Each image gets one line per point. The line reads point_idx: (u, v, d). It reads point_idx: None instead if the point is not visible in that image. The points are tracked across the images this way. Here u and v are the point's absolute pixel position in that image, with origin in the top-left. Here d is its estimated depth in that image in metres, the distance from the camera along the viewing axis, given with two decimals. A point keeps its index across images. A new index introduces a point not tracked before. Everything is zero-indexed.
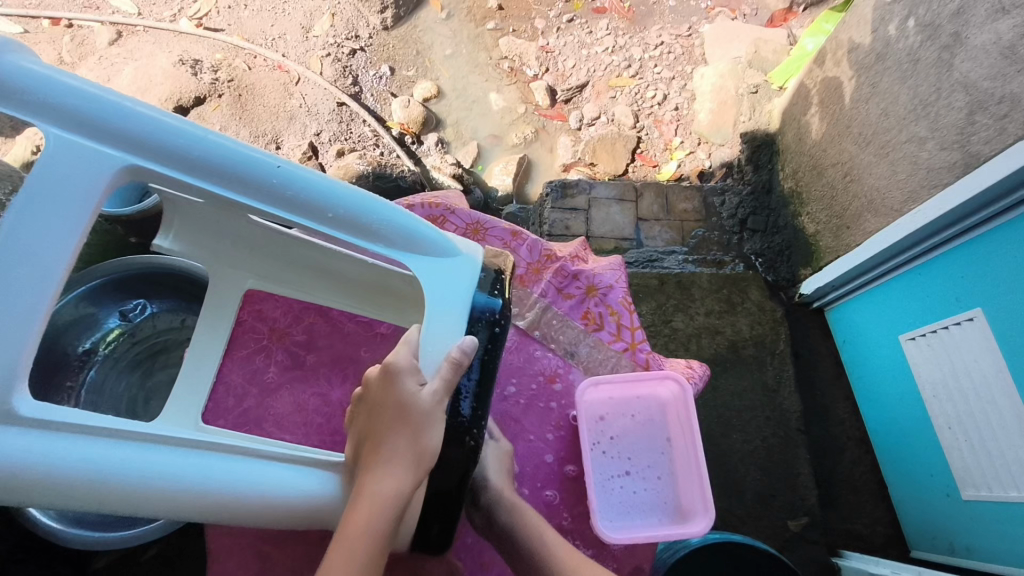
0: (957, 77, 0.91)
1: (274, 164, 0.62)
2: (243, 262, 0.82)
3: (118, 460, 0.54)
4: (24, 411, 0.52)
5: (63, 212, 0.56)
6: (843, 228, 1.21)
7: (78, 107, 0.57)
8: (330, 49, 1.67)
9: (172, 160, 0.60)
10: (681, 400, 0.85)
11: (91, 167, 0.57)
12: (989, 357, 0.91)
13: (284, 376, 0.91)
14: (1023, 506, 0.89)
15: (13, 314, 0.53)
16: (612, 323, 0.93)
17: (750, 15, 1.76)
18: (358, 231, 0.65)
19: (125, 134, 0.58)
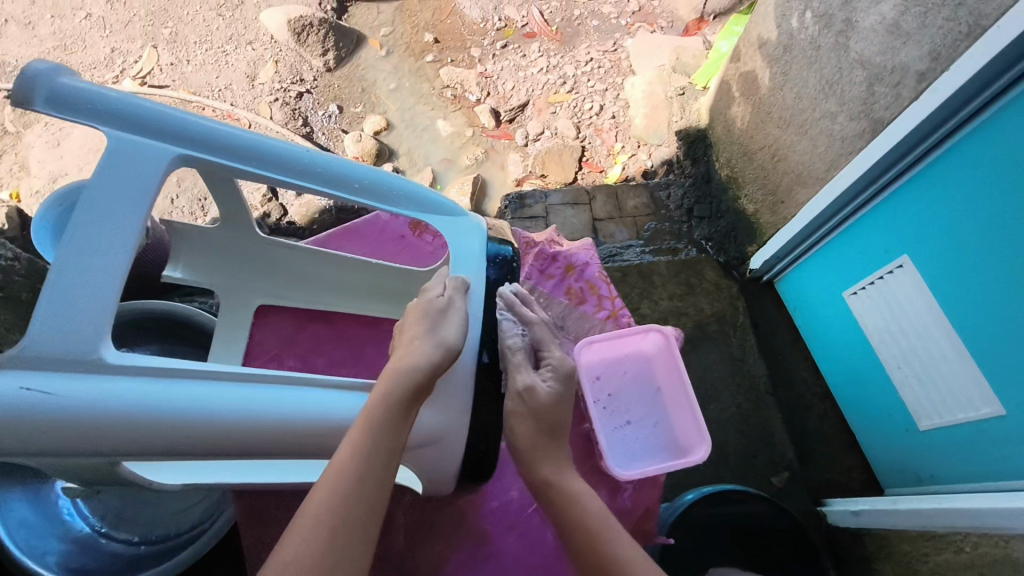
0: (854, 56, 1.04)
1: (301, 148, 0.80)
2: (254, 284, 1.03)
3: (182, 392, 0.63)
4: (109, 359, 0.63)
5: (134, 192, 0.70)
6: (778, 203, 1.34)
7: (134, 114, 0.73)
8: (277, 94, 1.72)
9: (215, 150, 0.76)
10: (665, 349, 0.95)
11: (154, 157, 0.73)
12: (920, 296, 1.02)
13: None
14: (971, 426, 0.99)
15: (107, 270, 0.66)
16: (592, 296, 1.03)
17: (667, 27, 1.91)
18: (375, 197, 0.84)
19: (175, 131, 0.75)
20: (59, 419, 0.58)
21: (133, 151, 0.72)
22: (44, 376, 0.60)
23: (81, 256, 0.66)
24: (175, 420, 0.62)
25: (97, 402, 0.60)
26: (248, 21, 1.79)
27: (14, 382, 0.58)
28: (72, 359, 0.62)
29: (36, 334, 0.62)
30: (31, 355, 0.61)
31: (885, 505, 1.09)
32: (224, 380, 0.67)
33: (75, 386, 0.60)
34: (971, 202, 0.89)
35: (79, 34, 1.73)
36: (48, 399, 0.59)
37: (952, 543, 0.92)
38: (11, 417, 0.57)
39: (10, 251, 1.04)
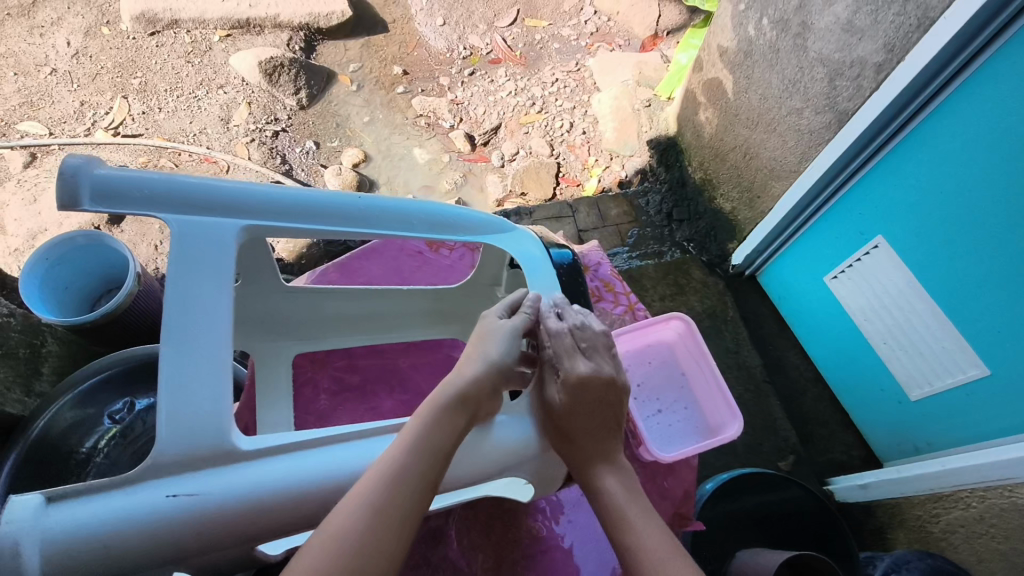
0: (813, 55, 1.12)
1: (361, 197, 0.76)
2: (288, 334, 0.98)
3: (284, 469, 0.55)
4: (247, 446, 0.56)
5: (217, 272, 0.62)
6: (754, 199, 1.40)
7: (187, 194, 0.65)
8: (253, 135, 1.73)
9: (280, 216, 0.70)
10: (687, 334, 0.99)
11: (224, 236, 0.65)
12: (899, 272, 1.08)
13: (336, 400, 1.01)
14: (960, 389, 1.05)
15: (211, 357, 0.58)
16: (608, 295, 1.07)
17: (624, 45, 2.00)
18: (441, 228, 0.81)
19: (233, 203, 0.67)
20: (206, 518, 0.51)
21: (201, 230, 0.64)
22: (185, 480, 0.53)
23: (182, 345, 0.57)
24: (313, 494, 0.55)
25: (240, 490, 0.53)
26: (218, 66, 1.82)
27: (157, 491, 0.51)
28: (205, 457, 0.54)
29: (162, 442, 0.53)
30: (161, 464, 0.53)
31: (890, 474, 1.14)
32: (345, 442, 0.61)
33: (217, 481, 0.53)
34: (940, 176, 0.96)
35: (46, 90, 1.72)
36: (197, 501, 0.52)
37: (960, 500, 0.98)
38: (157, 529, 0.50)
39: (5, 308, 1.05)
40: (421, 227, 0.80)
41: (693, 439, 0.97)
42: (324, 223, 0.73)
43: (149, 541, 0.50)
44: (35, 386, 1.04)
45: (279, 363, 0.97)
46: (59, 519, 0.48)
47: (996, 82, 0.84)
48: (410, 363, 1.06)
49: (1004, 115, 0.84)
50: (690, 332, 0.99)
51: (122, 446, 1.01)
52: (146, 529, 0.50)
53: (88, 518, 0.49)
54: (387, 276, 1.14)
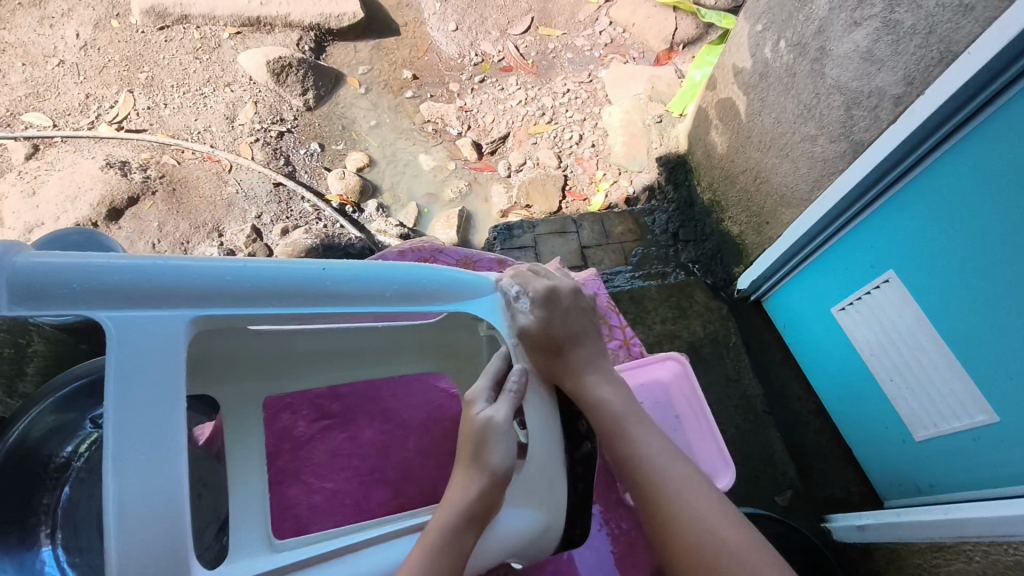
0: (830, 82, 1.09)
1: (325, 269, 0.69)
2: (255, 380, 0.88)
3: None
4: None
5: (161, 371, 0.57)
6: (763, 224, 1.37)
7: (123, 283, 0.58)
8: (258, 135, 1.71)
9: (235, 298, 0.64)
10: (684, 378, 0.98)
11: (169, 328, 0.59)
12: (910, 310, 1.04)
13: (313, 427, 0.99)
14: (966, 434, 1.01)
15: (160, 471, 0.54)
16: (604, 326, 1.05)
17: (638, 58, 1.97)
18: (415, 299, 0.75)
19: (177, 288, 0.60)
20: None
21: (140, 327, 0.57)
22: None
23: (131, 469, 0.53)
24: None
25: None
26: (226, 63, 1.80)
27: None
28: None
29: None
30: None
31: (890, 518, 1.10)
32: (324, 563, 0.61)
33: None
34: (957, 218, 0.93)
35: (52, 81, 1.72)
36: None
37: (962, 553, 0.94)
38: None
39: None
40: (392, 300, 0.74)
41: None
42: (283, 301, 0.66)
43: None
44: (18, 387, 1.02)
45: (247, 407, 0.87)
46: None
47: (1011, 126, 0.81)
48: (392, 394, 1.04)
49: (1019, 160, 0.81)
50: (686, 374, 0.98)
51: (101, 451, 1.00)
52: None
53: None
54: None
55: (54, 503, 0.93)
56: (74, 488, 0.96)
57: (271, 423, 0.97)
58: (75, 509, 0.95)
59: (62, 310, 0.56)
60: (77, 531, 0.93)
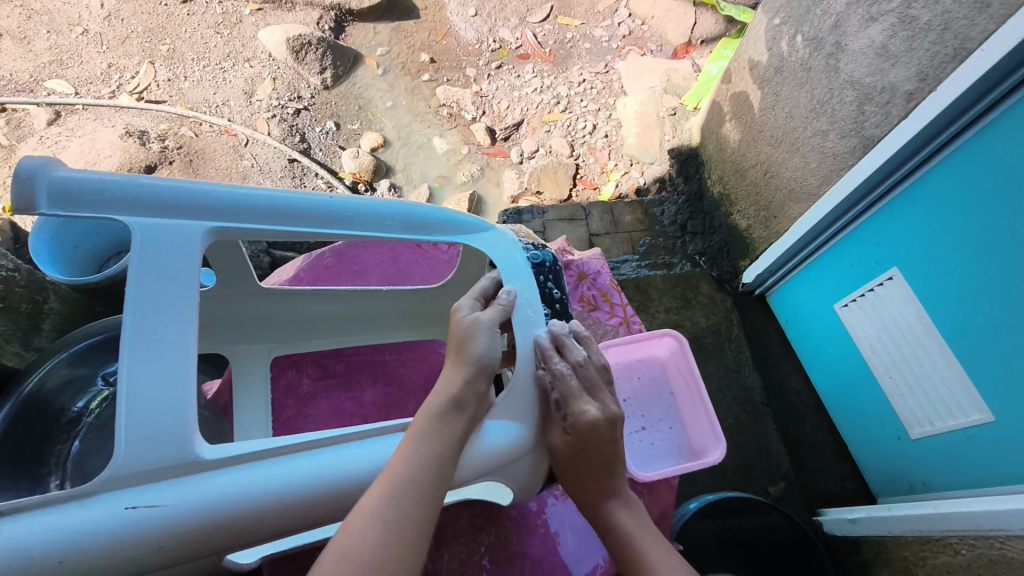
0: (844, 77, 1.09)
1: (332, 197, 0.70)
2: (265, 337, 0.94)
3: (245, 479, 0.54)
4: (209, 455, 0.53)
5: (177, 274, 0.58)
6: (770, 218, 1.38)
7: (145, 193, 0.60)
8: (275, 111, 1.73)
9: (248, 215, 0.65)
10: (679, 354, 0.98)
11: (186, 236, 0.60)
12: (911, 306, 1.05)
13: (318, 386, 1.00)
14: (961, 432, 1.02)
15: (169, 363, 0.54)
16: (605, 304, 1.05)
17: (656, 51, 1.97)
18: (417, 230, 0.75)
19: (194, 204, 0.62)
20: (169, 537, 0.50)
21: (156, 236, 0.59)
22: (146, 490, 0.51)
23: (145, 360, 0.54)
24: (270, 514, 0.54)
25: (201, 507, 0.51)
26: (247, 39, 1.83)
27: (115, 505, 0.50)
28: (164, 469, 0.52)
29: (120, 455, 0.51)
30: (123, 475, 0.51)
31: (881, 511, 1.11)
32: (316, 449, 0.58)
33: (181, 494, 0.51)
34: (963, 211, 0.93)
35: (75, 49, 1.74)
36: (159, 513, 0.50)
37: (948, 546, 0.95)
38: (115, 543, 0.49)
39: (9, 262, 1.03)
40: (397, 228, 0.74)
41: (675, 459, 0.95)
42: (291, 222, 0.67)
43: (101, 561, 0.48)
44: (33, 341, 1.04)
45: (256, 362, 0.94)
46: (10, 535, 0.47)
47: (1010, 128, 0.83)
48: (395, 358, 1.06)
49: (1015, 158, 0.83)
50: (681, 350, 0.98)
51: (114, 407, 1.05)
52: (104, 543, 0.48)
53: (43, 535, 0.47)
54: (384, 267, 1.12)
55: (65, 454, 0.99)
56: (84, 442, 1.02)
57: (276, 379, 0.99)
58: (83, 464, 1.00)
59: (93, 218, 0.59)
60: (84, 483, 0.99)
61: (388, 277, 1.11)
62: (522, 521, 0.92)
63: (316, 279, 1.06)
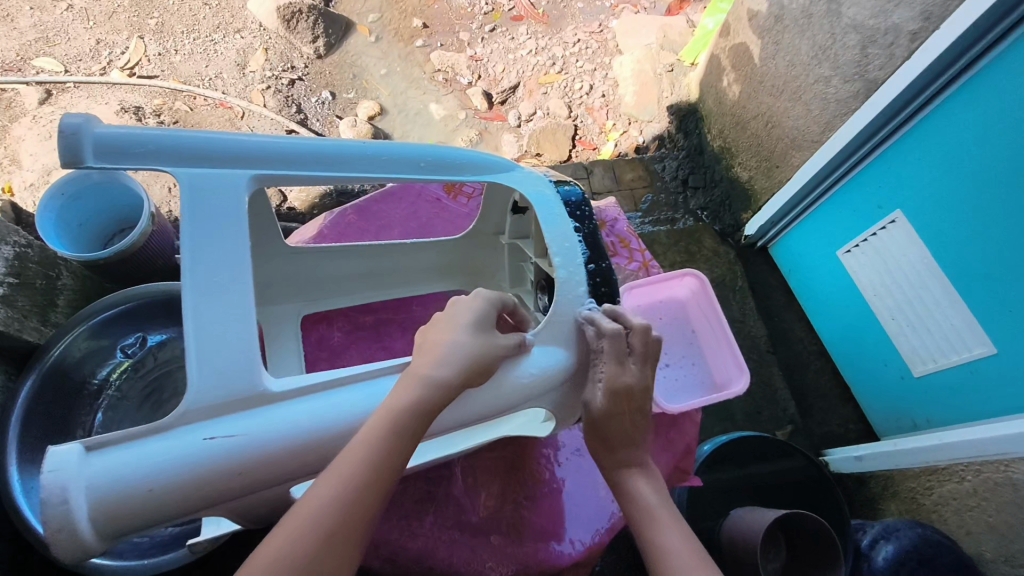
0: (847, 22, 1.10)
1: (365, 142, 0.71)
2: (288, 297, 0.95)
3: (314, 411, 0.56)
4: (275, 388, 0.56)
5: (226, 219, 0.59)
6: (772, 168, 1.39)
7: (189, 145, 0.61)
8: (269, 82, 1.71)
9: (285, 162, 0.66)
10: (700, 293, 1.00)
11: (228, 184, 0.61)
12: (913, 247, 1.07)
13: (350, 337, 1.03)
14: (963, 367, 1.05)
15: (231, 305, 0.56)
16: (624, 250, 1.07)
17: (650, 8, 1.95)
18: (447, 170, 0.75)
19: (232, 153, 0.63)
20: (247, 463, 0.53)
21: (205, 182, 0.60)
22: (221, 422, 0.53)
23: (206, 300, 0.56)
24: (338, 441, 0.56)
25: (276, 434, 0.54)
26: (236, 10, 1.80)
27: (192, 436, 0.52)
28: (234, 401, 0.54)
29: (192, 390, 0.53)
30: (196, 410, 0.53)
31: (886, 447, 1.15)
32: (371, 379, 0.61)
33: (256, 423, 0.54)
34: (965, 146, 0.94)
35: (61, 26, 1.71)
36: (234, 443, 0.52)
37: (954, 474, 0.99)
38: (200, 470, 0.51)
39: (23, 238, 1.01)
40: (428, 170, 0.75)
41: (698, 394, 0.99)
42: (329, 168, 0.68)
43: (189, 487, 0.51)
44: (50, 316, 1.03)
45: (285, 322, 0.94)
46: (98, 467, 0.49)
47: (1013, 68, 0.84)
48: (422, 305, 1.07)
49: (1016, 94, 0.85)
50: (704, 290, 0.99)
51: (133, 380, 1.06)
52: (189, 471, 0.51)
53: (130, 468, 0.49)
54: (405, 222, 1.13)
55: (89, 425, 1.01)
56: (106, 413, 1.03)
57: (308, 334, 1.00)
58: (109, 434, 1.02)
59: (139, 170, 0.60)
60: None
61: (411, 231, 1.12)
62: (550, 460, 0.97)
63: (339, 236, 1.06)
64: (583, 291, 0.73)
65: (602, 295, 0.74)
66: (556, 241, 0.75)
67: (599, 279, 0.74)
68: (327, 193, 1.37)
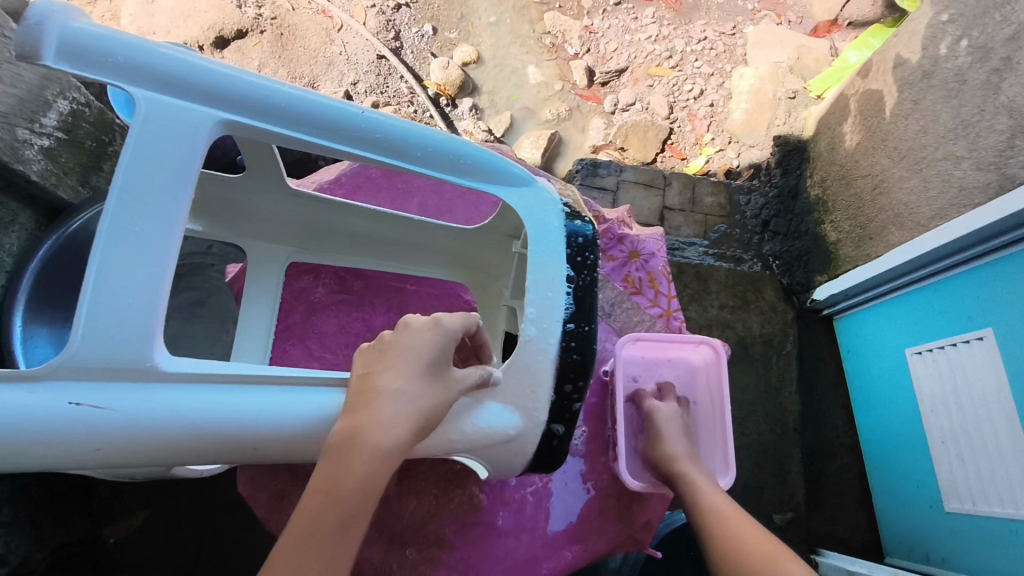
0: (1003, 101, 0.95)
1: (363, 111, 0.63)
2: (286, 237, 0.93)
3: (195, 405, 0.53)
4: (164, 367, 0.52)
5: (173, 166, 0.55)
6: (865, 238, 1.24)
7: (163, 67, 0.56)
8: (375, 1, 1.67)
9: (265, 113, 0.60)
10: (712, 365, 0.90)
11: (191, 124, 0.56)
12: (991, 377, 0.93)
13: (331, 298, 0.99)
14: (1002, 522, 0.91)
15: (150, 260, 0.53)
16: (650, 290, 1.01)
17: (795, 23, 1.75)
18: (447, 166, 0.67)
19: (208, 88, 0.57)
20: (112, 438, 0.51)
21: (167, 116, 0.56)
22: (96, 388, 0.50)
23: (123, 249, 0.52)
24: (216, 441, 0.53)
25: (149, 419, 0.51)
26: None
27: (59, 396, 0.49)
28: (117, 369, 0.51)
29: (73, 346, 0.50)
30: (69, 368, 0.50)
31: (885, 574, 1.04)
32: (276, 385, 0.56)
33: (130, 401, 0.51)
34: None
35: None
36: (100, 415, 0.50)
37: None
38: (53, 434, 0.49)
39: (84, 96, 1.01)
40: (428, 162, 0.67)
41: None
42: (312, 132, 0.62)
43: (38, 448, 0.49)
44: (91, 180, 1.03)
45: (271, 264, 0.94)
46: None
47: None
48: (415, 290, 1.01)
49: None
50: (717, 363, 0.89)
51: None
52: (42, 434, 0.49)
53: None
54: (428, 194, 1.07)
55: None
56: None
57: (289, 284, 0.99)
58: None
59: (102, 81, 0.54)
60: None
61: (428, 206, 1.06)
62: (499, 490, 0.90)
63: (353, 189, 1.04)
64: (551, 356, 0.66)
65: (571, 363, 0.66)
66: (540, 278, 0.67)
67: (574, 344, 0.66)
68: None
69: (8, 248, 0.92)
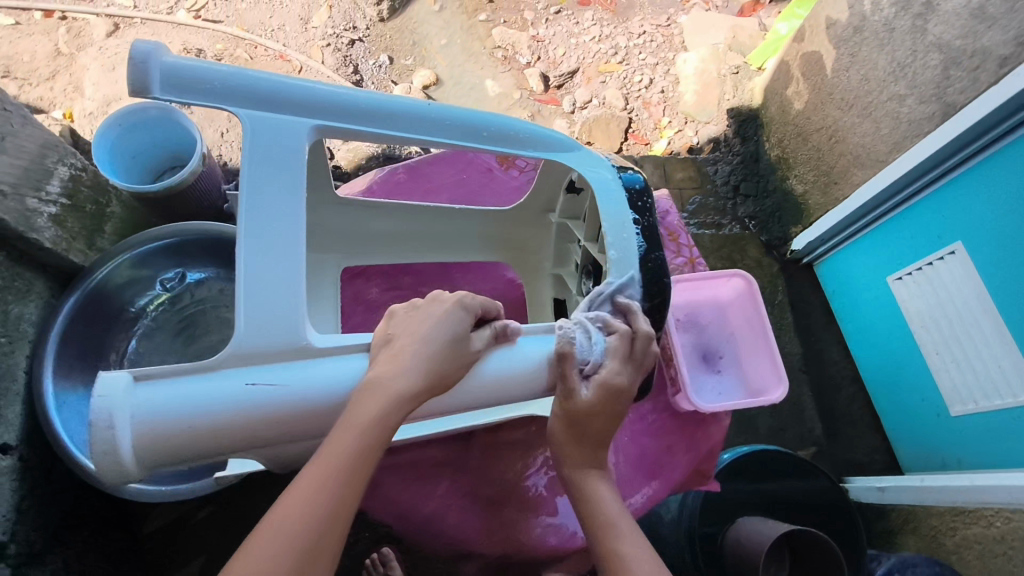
0: (931, 39, 1.06)
1: (427, 103, 0.71)
2: (332, 249, 0.96)
3: (346, 372, 0.59)
4: (317, 343, 0.59)
5: (285, 167, 0.62)
6: (831, 185, 1.35)
7: (256, 87, 0.64)
8: (330, 40, 1.71)
9: (348, 116, 0.68)
10: (743, 294, 0.98)
11: (292, 132, 0.64)
12: (970, 283, 1.03)
13: (385, 296, 1.05)
14: (1006, 413, 1.00)
15: (284, 249, 0.60)
16: (671, 244, 1.07)
17: (721, 6, 1.88)
18: (503, 141, 0.76)
19: (298, 100, 0.65)
20: (281, 410, 0.56)
21: (270, 127, 0.63)
22: (261, 370, 0.57)
23: (258, 246, 0.59)
24: None
25: (309, 390, 0.57)
26: None
27: (236, 379, 0.56)
28: (281, 350, 0.58)
29: (239, 335, 0.57)
30: (238, 354, 0.56)
31: (912, 482, 1.12)
32: None
33: (292, 375, 0.57)
34: None
35: None
36: (274, 391, 0.56)
37: (982, 517, 0.98)
38: (236, 413, 0.55)
39: (79, 162, 1.02)
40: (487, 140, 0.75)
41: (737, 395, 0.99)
42: (389, 126, 0.70)
43: (225, 428, 0.55)
44: (97, 242, 1.04)
45: (323, 278, 0.96)
46: (145, 396, 0.53)
47: None
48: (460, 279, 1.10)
49: None
50: (748, 291, 0.97)
51: (169, 313, 1.07)
52: (227, 412, 0.54)
53: (177, 402, 0.54)
54: (453, 188, 1.14)
55: (124, 350, 1.02)
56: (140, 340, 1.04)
57: (345, 287, 1.04)
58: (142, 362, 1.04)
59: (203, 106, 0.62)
60: None
61: (457, 198, 1.13)
62: None
63: (387, 194, 1.09)
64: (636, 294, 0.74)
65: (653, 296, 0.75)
66: (614, 223, 0.76)
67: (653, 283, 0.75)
68: (374, 154, 1.36)
69: (29, 318, 0.91)
